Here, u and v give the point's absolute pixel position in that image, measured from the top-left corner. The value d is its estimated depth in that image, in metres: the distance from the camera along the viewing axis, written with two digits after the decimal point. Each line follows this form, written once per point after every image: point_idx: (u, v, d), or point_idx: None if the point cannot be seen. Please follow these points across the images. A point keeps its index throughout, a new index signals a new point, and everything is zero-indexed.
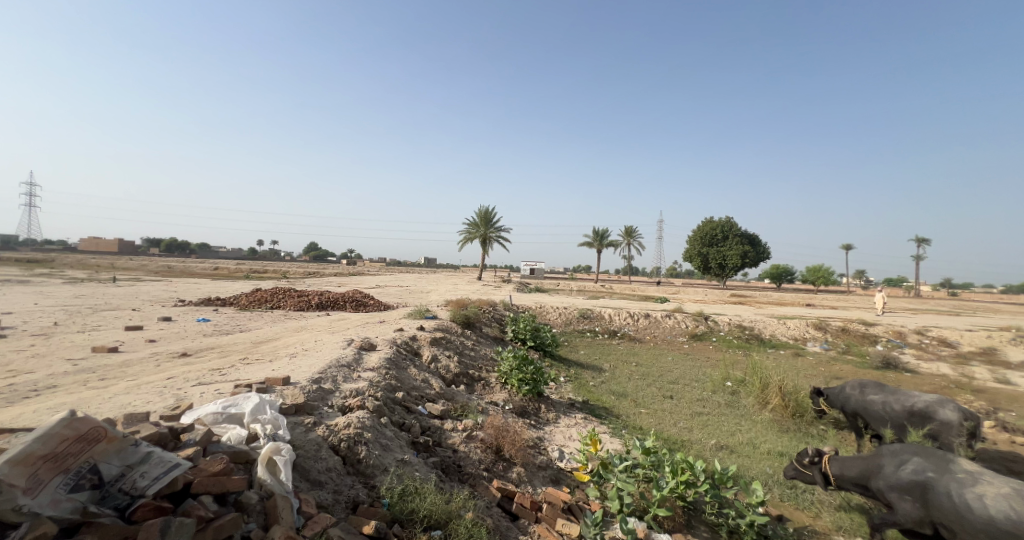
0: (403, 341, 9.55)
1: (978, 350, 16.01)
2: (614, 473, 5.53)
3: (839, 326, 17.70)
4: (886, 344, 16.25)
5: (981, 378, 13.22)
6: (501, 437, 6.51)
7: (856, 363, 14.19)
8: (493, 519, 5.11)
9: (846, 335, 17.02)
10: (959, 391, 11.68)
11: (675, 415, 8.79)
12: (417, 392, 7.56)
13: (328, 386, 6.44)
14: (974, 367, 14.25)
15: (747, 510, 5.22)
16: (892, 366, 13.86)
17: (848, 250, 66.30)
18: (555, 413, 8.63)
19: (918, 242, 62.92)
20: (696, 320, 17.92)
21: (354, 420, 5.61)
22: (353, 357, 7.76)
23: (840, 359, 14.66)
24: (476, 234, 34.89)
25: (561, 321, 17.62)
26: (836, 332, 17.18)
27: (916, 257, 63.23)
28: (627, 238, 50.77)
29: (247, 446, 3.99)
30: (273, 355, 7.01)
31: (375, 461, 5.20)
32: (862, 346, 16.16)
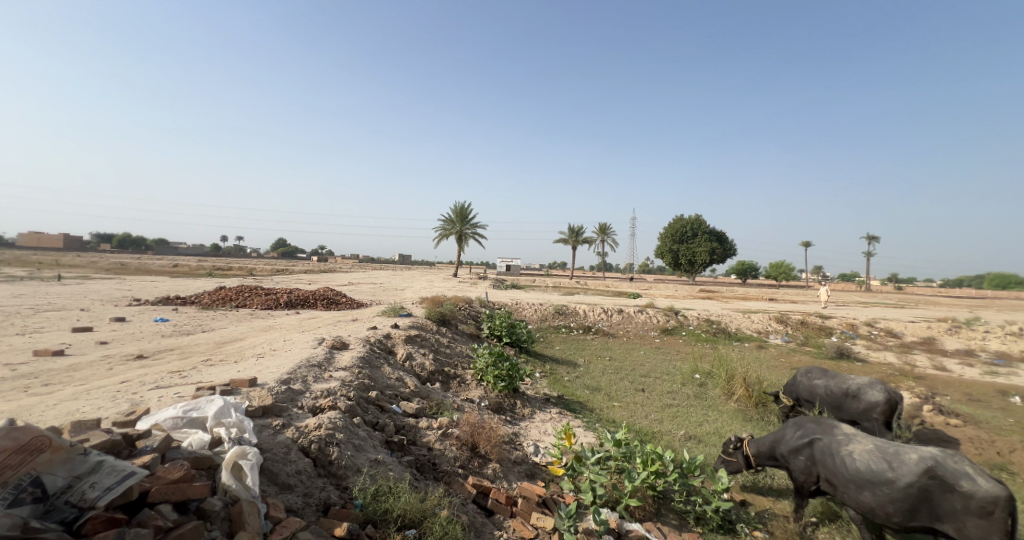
0: (377, 340, 9.40)
1: (920, 340, 16.84)
2: (587, 466, 5.59)
3: (799, 319, 18.26)
4: (841, 336, 16.86)
5: (923, 365, 13.92)
6: (476, 433, 6.44)
7: (813, 354, 14.70)
8: (468, 515, 5.06)
9: (804, 328, 17.58)
10: (902, 377, 12.23)
11: (647, 407, 8.90)
12: (392, 391, 7.43)
13: (298, 386, 6.26)
14: (917, 356, 14.97)
15: (713, 496, 5.36)
16: (846, 355, 14.41)
17: (808, 246, 68.71)
18: (530, 408, 8.62)
19: (870, 239, 65.80)
20: (667, 315, 18.18)
21: (324, 421, 5.47)
22: (325, 357, 7.57)
23: (799, 351, 15.14)
24: (451, 231, 34.62)
25: (536, 317, 17.64)
26: (796, 325, 17.72)
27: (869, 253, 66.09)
28: (602, 234, 51.23)
29: (211, 451, 3.83)
30: (238, 355, 6.78)
31: (347, 462, 5.07)
32: (820, 337, 16.73)
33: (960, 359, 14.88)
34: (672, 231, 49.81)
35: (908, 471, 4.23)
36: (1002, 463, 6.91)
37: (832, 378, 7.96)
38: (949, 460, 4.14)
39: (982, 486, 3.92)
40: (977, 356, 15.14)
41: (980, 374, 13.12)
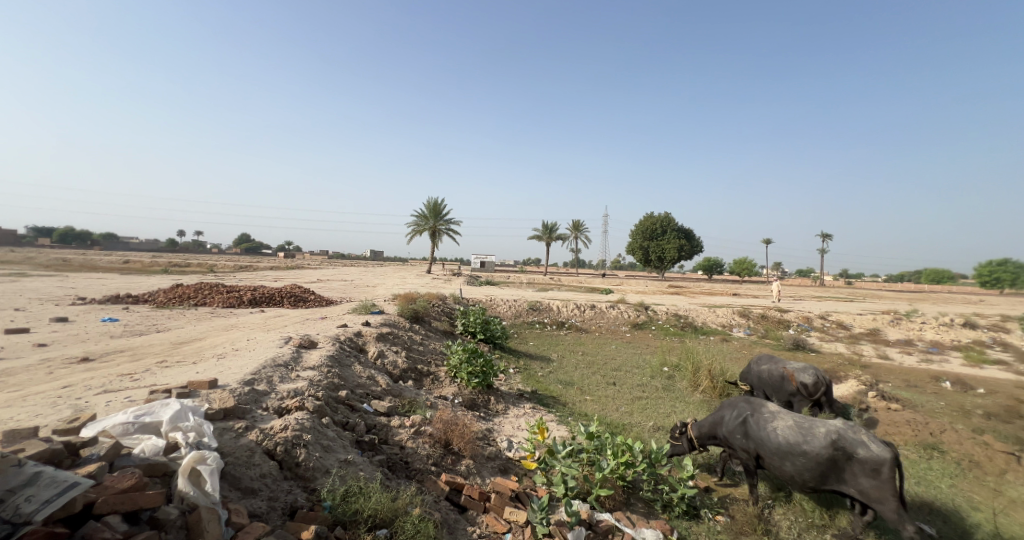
0: (347, 338, 9.20)
1: (867, 331, 17.62)
2: (559, 460, 5.60)
3: (760, 313, 18.80)
4: (797, 328, 17.45)
5: (869, 354, 14.60)
6: (449, 430, 6.37)
7: (772, 346, 15.18)
8: (441, 512, 4.99)
9: (765, 321, 18.10)
10: (851, 366, 12.78)
11: (618, 400, 9.00)
12: (363, 390, 7.27)
13: (262, 387, 6.04)
14: (864, 346, 15.68)
15: (679, 484, 5.53)
16: (802, 346, 14.94)
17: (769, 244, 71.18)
18: (504, 404, 8.57)
19: (824, 237, 68.74)
20: (637, 310, 18.42)
21: (290, 422, 5.29)
22: (291, 356, 7.34)
23: (760, 343, 15.59)
24: (424, 227, 34.26)
25: (510, 313, 17.61)
26: (757, 319, 18.23)
27: (824, 250, 68.95)
28: (575, 231, 51.59)
29: (166, 457, 3.65)
30: (197, 356, 6.50)
31: (315, 464, 4.92)
32: (780, 330, 17.26)
33: (900, 348, 15.68)
34: (643, 228, 50.57)
35: (819, 443, 4.94)
36: (933, 443, 7.31)
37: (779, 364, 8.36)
38: (849, 432, 4.90)
39: (875, 452, 4.69)
40: (916, 346, 15.96)
41: (918, 362, 13.88)
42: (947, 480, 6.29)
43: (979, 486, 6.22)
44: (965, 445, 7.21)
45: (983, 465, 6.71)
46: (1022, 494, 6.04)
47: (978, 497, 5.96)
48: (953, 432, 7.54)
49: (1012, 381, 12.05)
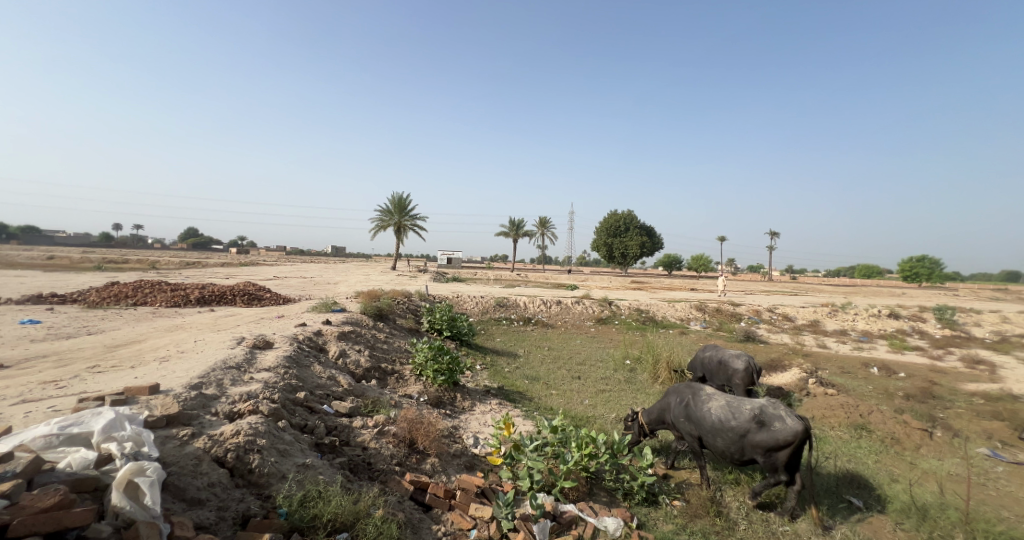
0: (306, 337, 8.83)
1: (809, 322, 18.45)
2: (525, 454, 5.54)
3: (715, 306, 19.35)
4: (748, 320, 18.08)
5: (810, 344, 15.29)
6: (415, 429, 6.19)
7: (726, 338, 15.65)
8: (405, 513, 4.84)
9: (719, 314, 18.65)
10: (794, 355, 13.34)
11: (582, 393, 9.02)
12: (323, 391, 7.00)
13: (211, 392, 5.69)
14: (806, 336, 16.41)
15: (639, 472, 5.61)
16: (752, 338, 15.48)
17: (723, 241, 73.78)
18: (470, 401, 8.45)
19: (775, 235, 71.77)
20: (601, 306, 18.60)
21: (244, 426, 5.02)
22: (244, 357, 6.97)
23: (715, 335, 16.04)
24: (389, 222, 33.60)
25: (477, 309, 17.45)
26: (712, 312, 18.75)
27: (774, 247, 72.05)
28: (542, 228, 51.79)
29: (97, 471, 3.37)
30: (137, 360, 6.08)
31: (270, 469, 4.67)
32: (733, 323, 17.82)
33: (837, 337, 16.53)
34: (607, 225, 51.27)
35: (744, 419, 5.42)
36: (862, 422, 7.68)
37: (717, 348, 8.95)
38: (769, 408, 5.41)
39: (789, 424, 5.23)
40: (849, 335, 16.85)
41: (852, 350, 14.67)
42: (872, 456, 6.65)
43: (897, 460, 6.62)
44: (887, 424, 7.62)
45: (901, 441, 7.14)
46: (933, 466, 6.46)
47: (897, 470, 6.33)
48: (877, 412, 7.98)
49: (930, 365, 12.93)
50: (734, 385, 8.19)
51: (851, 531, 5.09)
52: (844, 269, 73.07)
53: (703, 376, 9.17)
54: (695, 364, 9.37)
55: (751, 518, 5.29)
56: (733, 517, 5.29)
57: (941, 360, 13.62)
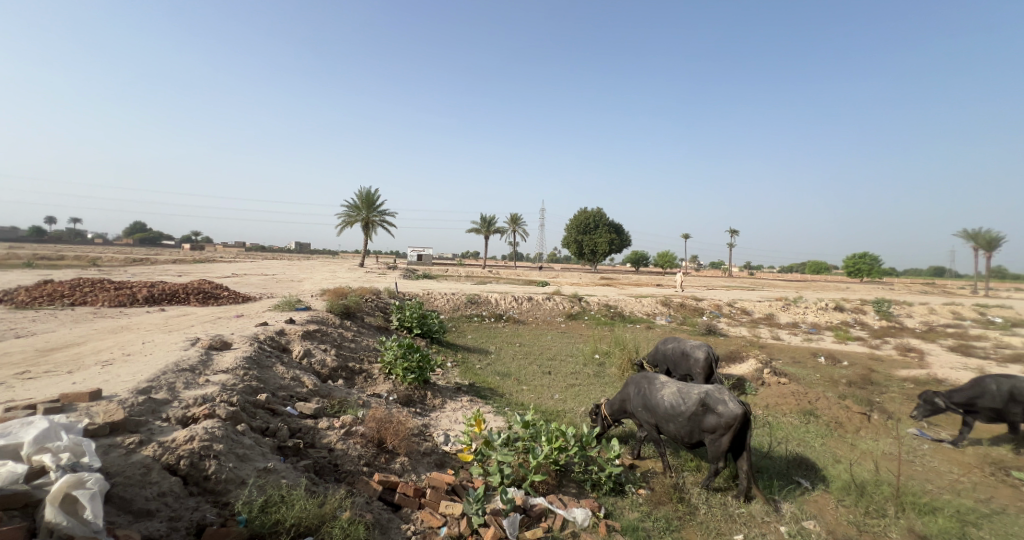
0: (268, 337, 8.49)
1: (765, 315, 19.10)
2: (496, 449, 5.46)
3: (679, 301, 19.74)
4: (709, 314, 18.52)
5: (766, 336, 15.82)
6: (383, 428, 6.02)
7: (689, 332, 16.00)
8: (373, 513, 4.70)
9: (683, 309, 19.04)
10: (750, 346, 13.75)
11: (552, 388, 9.02)
12: (286, 392, 6.73)
13: (161, 396, 5.38)
14: (762, 328, 16.96)
15: (607, 463, 5.61)
16: (714, 331, 15.88)
17: (687, 238, 75.73)
18: (441, 398, 8.32)
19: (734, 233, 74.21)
20: (572, 301, 18.70)
21: (198, 431, 4.76)
22: (198, 359, 6.63)
23: (679, 329, 16.37)
24: (356, 217, 32.86)
25: (448, 306, 17.24)
26: (677, 307, 19.12)
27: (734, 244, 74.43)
28: (513, 224, 51.77)
29: (29, 486, 3.13)
30: (76, 365, 5.69)
31: (228, 475, 4.44)
32: (697, 317, 18.22)
33: (789, 329, 17.18)
34: (577, 222, 51.67)
35: (692, 403, 5.60)
36: (810, 408, 7.97)
37: (678, 339, 9.11)
38: (713, 392, 5.55)
39: (731, 408, 5.36)
40: (799, 327, 17.51)
41: (802, 341, 15.28)
42: (819, 439, 6.90)
43: (840, 442, 6.89)
44: (832, 409, 7.95)
45: (844, 425, 7.46)
46: (870, 446, 6.78)
47: (840, 451, 6.60)
48: (823, 398, 8.31)
49: (869, 353, 13.63)
50: (698, 376, 8.38)
51: (799, 509, 5.24)
52: (798, 264, 76.24)
53: (665, 368, 9.33)
54: (655, 357, 9.51)
55: (710, 502, 5.38)
56: (694, 502, 5.37)
57: (879, 349, 14.37)
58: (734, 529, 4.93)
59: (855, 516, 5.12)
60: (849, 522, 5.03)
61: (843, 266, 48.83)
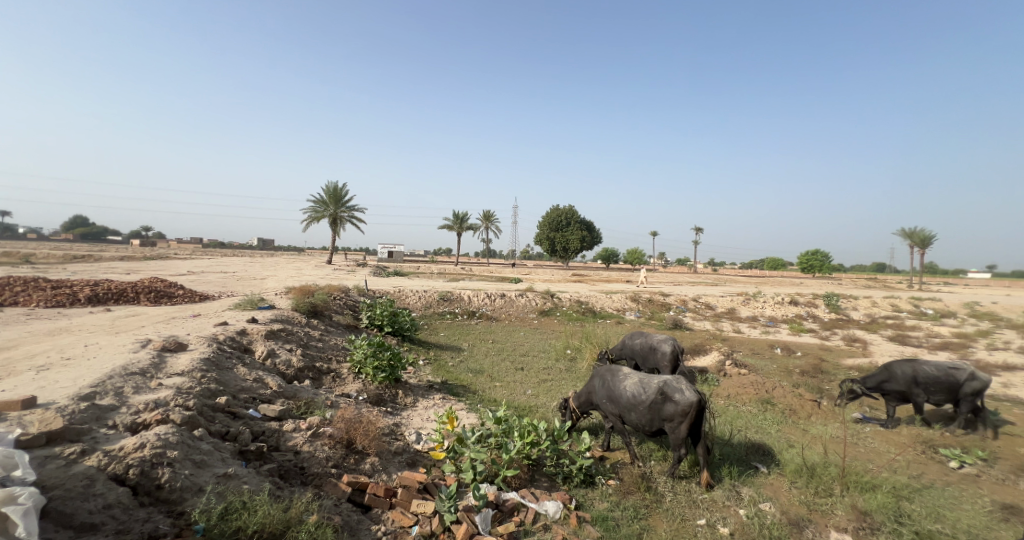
0: (227, 338, 8.11)
1: (727, 309, 19.61)
2: (468, 446, 5.35)
3: (647, 296, 20.03)
4: (676, 309, 18.84)
5: (729, 329, 16.23)
6: (352, 428, 5.81)
7: (657, 326, 16.23)
8: (341, 516, 4.54)
9: (652, 304, 19.32)
10: (713, 339, 14.05)
11: (525, 384, 8.96)
12: (247, 394, 6.43)
13: (107, 403, 5.04)
14: (725, 322, 17.39)
15: (578, 456, 5.59)
16: (680, 326, 16.16)
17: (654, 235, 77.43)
18: (413, 397, 8.14)
19: (699, 230, 76.12)
20: (544, 298, 18.70)
21: (150, 437, 4.48)
22: (150, 362, 6.26)
23: (648, 324, 16.59)
24: (323, 213, 31.99)
25: (420, 304, 16.95)
26: (646, 302, 19.38)
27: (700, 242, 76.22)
28: (486, 221, 51.52)
29: None
30: (7, 371, 5.28)
31: (183, 483, 4.20)
32: (664, 312, 18.50)
33: (750, 322, 17.68)
34: (550, 220, 51.83)
35: (652, 392, 5.74)
36: (767, 396, 8.18)
37: (645, 333, 9.19)
38: (672, 381, 5.67)
39: (687, 395, 5.46)
40: (759, 320, 18.04)
41: (761, 333, 15.76)
42: (775, 426, 7.08)
43: (794, 428, 7.10)
44: (787, 397, 8.18)
45: (797, 412, 7.70)
46: (820, 431, 7.02)
47: (794, 436, 6.79)
48: (780, 387, 8.57)
49: (820, 344, 14.20)
50: (664, 369, 8.49)
51: (756, 492, 5.35)
52: (759, 260, 78.88)
53: (633, 362, 9.40)
54: (622, 350, 9.56)
55: (676, 489, 5.43)
56: (661, 490, 5.41)
57: (829, 340, 14.99)
58: (698, 515, 4.98)
59: (806, 496, 5.26)
60: (800, 503, 5.18)
61: (798, 262, 50.73)
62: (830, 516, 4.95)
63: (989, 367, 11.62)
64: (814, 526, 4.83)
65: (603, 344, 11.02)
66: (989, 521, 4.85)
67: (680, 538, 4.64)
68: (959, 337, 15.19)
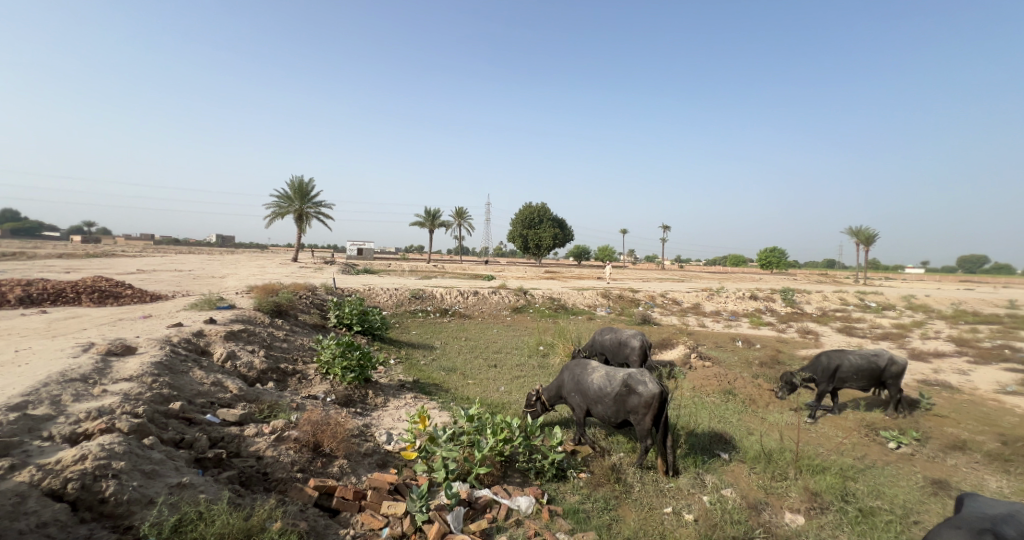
0: (183, 340, 7.66)
1: (693, 303, 20.01)
2: (440, 445, 5.15)
3: (617, 293, 20.22)
4: (645, 305, 19.07)
5: (695, 323, 16.53)
6: (319, 431, 5.54)
7: (626, 321, 16.38)
8: (308, 521, 4.32)
9: (622, 300, 19.47)
10: (680, 334, 14.28)
11: (498, 381, 8.84)
12: (204, 399, 6.07)
13: (43, 413, 4.64)
14: (691, 317, 17.73)
15: (550, 450, 5.50)
16: (649, 321, 16.35)
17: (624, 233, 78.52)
18: (383, 397, 7.90)
19: (666, 228, 77.67)
20: (517, 295, 18.61)
21: (92, 448, 4.13)
22: (93, 368, 5.82)
23: (618, 319, 16.73)
24: (288, 209, 30.97)
25: (391, 302, 16.59)
26: (616, 298, 19.55)
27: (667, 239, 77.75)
28: (458, 218, 51.00)
29: None
30: None
31: (131, 495, 3.89)
32: (634, 308, 18.68)
33: (714, 317, 18.07)
34: (523, 217, 51.77)
35: (617, 384, 5.71)
36: (729, 387, 8.32)
37: (614, 328, 9.21)
38: (636, 373, 5.66)
39: (650, 387, 5.46)
40: (722, 314, 18.47)
41: (724, 327, 16.12)
42: (736, 415, 7.19)
43: (753, 417, 7.23)
44: (747, 387, 8.35)
45: (757, 401, 7.86)
46: (777, 419, 7.18)
47: (754, 424, 6.91)
48: (741, 378, 8.73)
49: (778, 336, 14.64)
50: (634, 363, 8.52)
51: (718, 479, 5.38)
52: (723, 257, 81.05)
53: (602, 358, 9.40)
54: (591, 346, 9.55)
55: (643, 479, 5.41)
56: (630, 481, 5.38)
57: (785, 332, 15.49)
58: (665, 503, 4.97)
59: (763, 480, 5.33)
60: (758, 487, 5.23)
61: (758, 258, 52.39)
62: (784, 499, 5.03)
63: (922, 354, 12.25)
64: (770, 508, 4.89)
65: (576, 341, 11.00)
66: (921, 496, 5.05)
67: (648, 527, 4.59)
68: (899, 328, 15.98)
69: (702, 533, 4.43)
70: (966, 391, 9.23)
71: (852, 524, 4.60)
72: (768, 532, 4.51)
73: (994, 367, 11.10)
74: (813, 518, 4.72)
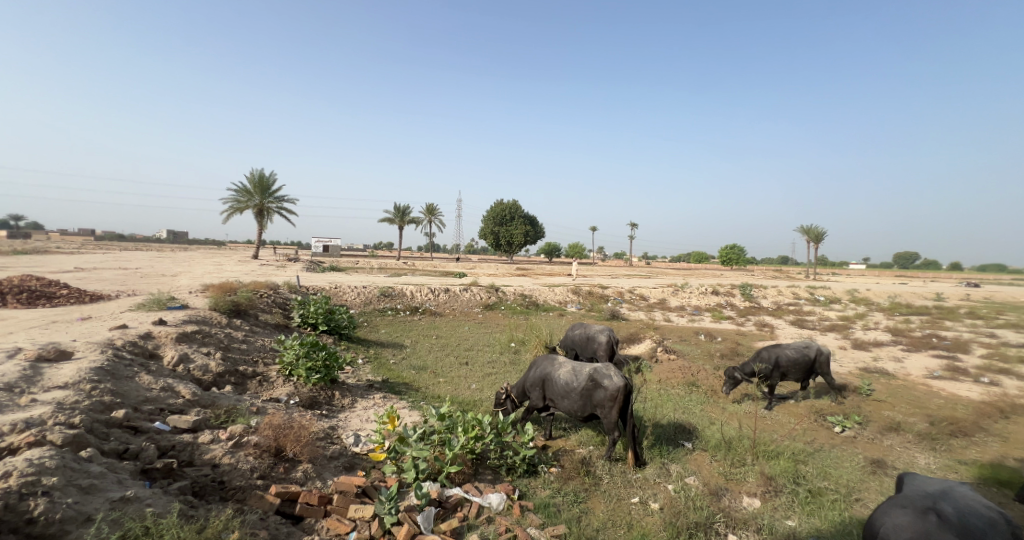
0: (128, 343, 7.09)
1: (659, 298, 20.28)
2: (410, 444, 4.89)
3: (588, 289, 20.29)
4: (614, 300, 19.19)
5: (661, 318, 16.71)
6: (281, 435, 5.19)
7: (596, 317, 16.42)
8: (268, 530, 4.00)
9: (591, 297, 19.54)
10: (647, 329, 14.39)
11: (470, 379, 8.59)
12: (152, 406, 5.60)
13: None
14: (657, 311, 17.96)
15: (521, 446, 5.31)
16: (618, 316, 16.43)
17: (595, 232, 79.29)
18: (351, 398, 7.56)
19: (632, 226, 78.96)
20: (489, 292, 18.39)
21: (18, 463, 3.68)
22: (20, 376, 5.28)
23: (588, 315, 16.75)
24: (247, 203, 29.76)
25: (359, 301, 16.09)
26: (586, 294, 19.60)
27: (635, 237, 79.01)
28: (429, 216, 50.31)
29: None
30: None
31: (66, 513, 3.49)
32: (603, 303, 18.76)
33: (680, 311, 18.36)
34: (494, 214, 51.48)
35: (583, 379, 5.60)
36: (692, 380, 8.36)
37: (584, 324, 9.13)
38: (601, 367, 5.56)
39: (615, 380, 5.37)
40: (686, 309, 18.77)
41: (687, 321, 16.37)
42: (699, 405, 7.20)
43: (716, 407, 7.26)
44: (709, 379, 8.41)
45: (718, 392, 7.92)
46: (737, 408, 7.24)
47: (716, 414, 6.94)
48: (704, 370, 8.80)
49: (736, 329, 14.96)
50: (602, 358, 8.42)
51: (682, 467, 5.33)
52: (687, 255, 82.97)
53: (571, 354, 9.28)
54: (560, 342, 9.44)
55: (612, 471, 5.29)
56: (599, 474, 5.26)
57: (744, 325, 15.85)
58: (633, 493, 4.89)
59: (723, 467, 5.31)
60: (719, 474, 5.21)
61: (719, 255, 53.78)
62: (742, 484, 5.02)
63: (863, 343, 12.74)
64: (730, 493, 4.86)
65: (547, 337, 10.88)
66: (862, 475, 5.15)
67: (616, 519, 4.48)
68: (844, 320, 16.61)
69: (667, 521, 4.34)
70: (900, 377, 9.61)
71: (802, 504, 4.62)
72: (727, 516, 4.44)
73: (926, 354, 11.63)
74: (767, 500, 4.72)
